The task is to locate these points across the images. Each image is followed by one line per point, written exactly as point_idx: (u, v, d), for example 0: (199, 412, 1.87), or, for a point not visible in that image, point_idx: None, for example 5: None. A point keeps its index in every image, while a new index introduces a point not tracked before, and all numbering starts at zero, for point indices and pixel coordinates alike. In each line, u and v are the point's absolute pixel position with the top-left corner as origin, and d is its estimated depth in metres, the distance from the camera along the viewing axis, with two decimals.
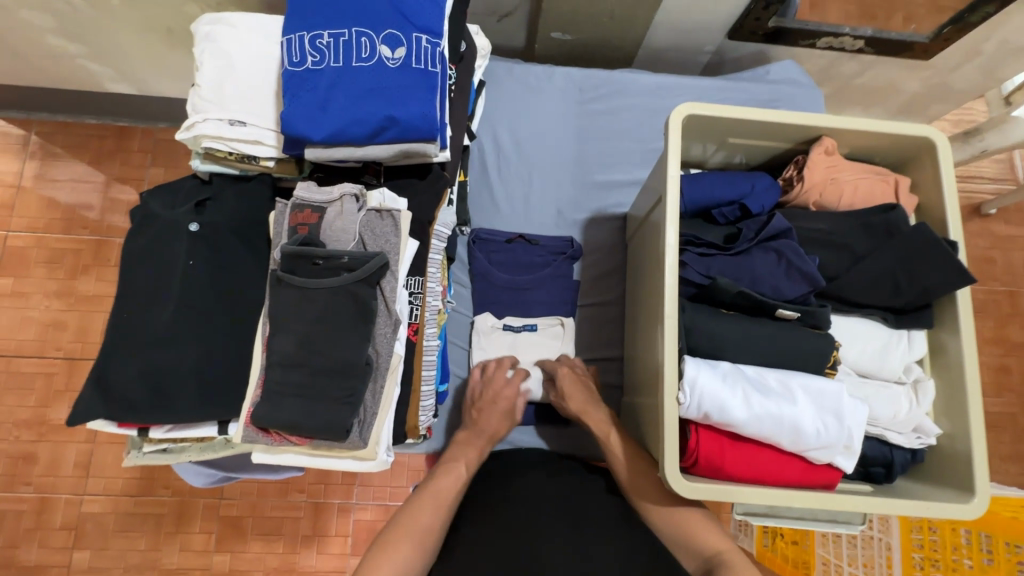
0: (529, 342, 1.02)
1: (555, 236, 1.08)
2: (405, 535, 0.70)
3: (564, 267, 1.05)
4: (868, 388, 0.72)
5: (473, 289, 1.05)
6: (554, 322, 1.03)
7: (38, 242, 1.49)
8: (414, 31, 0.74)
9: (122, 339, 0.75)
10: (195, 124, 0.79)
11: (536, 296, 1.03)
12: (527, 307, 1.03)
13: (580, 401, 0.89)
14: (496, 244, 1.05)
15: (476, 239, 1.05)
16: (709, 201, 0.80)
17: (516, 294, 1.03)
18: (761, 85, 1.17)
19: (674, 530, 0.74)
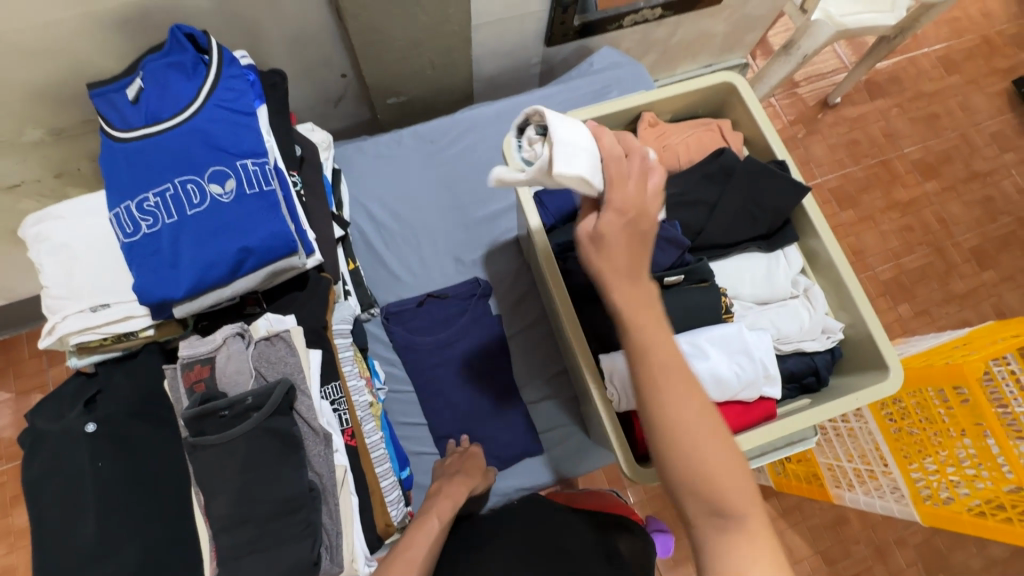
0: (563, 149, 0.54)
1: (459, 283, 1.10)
2: None
3: (480, 307, 1.07)
4: (770, 313, 0.77)
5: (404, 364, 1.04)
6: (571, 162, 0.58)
7: None
8: (238, 159, 0.75)
9: (52, 572, 0.70)
10: (54, 326, 0.76)
11: (465, 345, 1.04)
12: (460, 360, 1.04)
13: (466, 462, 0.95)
14: (409, 312, 1.05)
15: (387, 316, 1.05)
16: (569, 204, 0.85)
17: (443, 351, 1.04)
18: (590, 77, 1.25)
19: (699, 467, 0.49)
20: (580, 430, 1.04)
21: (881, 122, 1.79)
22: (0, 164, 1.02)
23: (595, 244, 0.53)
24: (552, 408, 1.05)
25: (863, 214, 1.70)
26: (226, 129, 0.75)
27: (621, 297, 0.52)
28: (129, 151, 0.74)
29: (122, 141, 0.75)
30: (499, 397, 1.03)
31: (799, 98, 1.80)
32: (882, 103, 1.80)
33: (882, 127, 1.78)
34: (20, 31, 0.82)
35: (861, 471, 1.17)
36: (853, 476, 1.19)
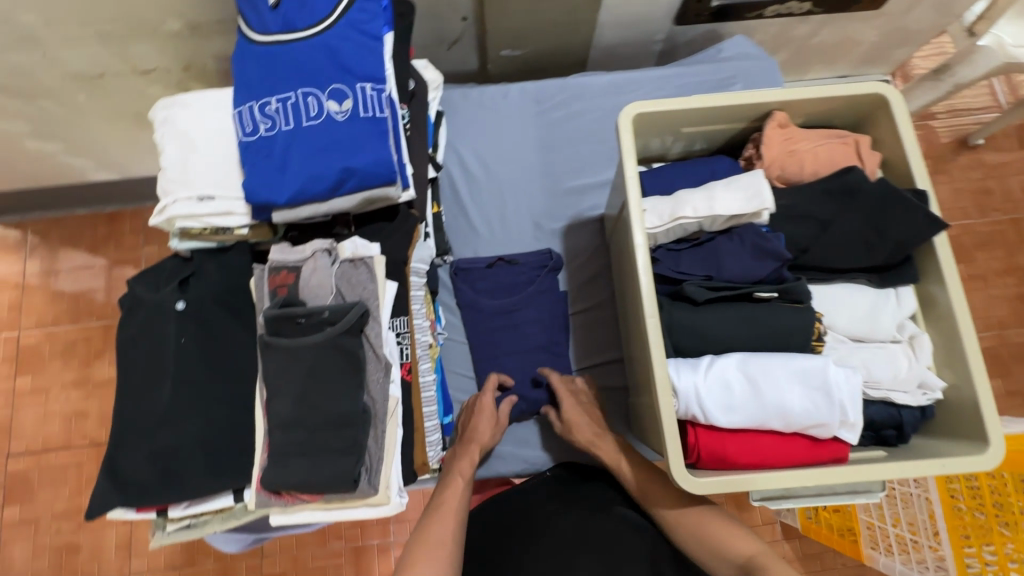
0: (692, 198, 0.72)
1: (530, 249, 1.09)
2: (427, 549, 0.72)
3: (547, 280, 1.05)
4: (865, 352, 0.71)
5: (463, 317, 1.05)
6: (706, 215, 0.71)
7: (50, 337, 1.57)
8: (357, 82, 0.76)
9: (126, 425, 0.77)
10: (166, 207, 0.82)
11: (526, 316, 1.03)
12: (518, 329, 1.03)
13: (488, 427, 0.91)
14: (477, 271, 1.06)
15: (457, 270, 1.06)
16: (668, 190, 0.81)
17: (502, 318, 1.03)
18: (716, 64, 1.17)
19: (684, 524, 0.76)
20: (623, 422, 1.02)
21: None
22: (142, 49, 1.09)
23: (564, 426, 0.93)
24: (602, 392, 1.03)
25: (977, 272, 1.54)
26: (352, 50, 0.76)
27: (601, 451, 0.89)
28: (262, 53, 0.77)
29: (258, 43, 0.78)
30: None
31: (936, 131, 1.62)
32: None
33: None
34: None
35: (905, 540, 1.11)
36: (893, 542, 1.13)
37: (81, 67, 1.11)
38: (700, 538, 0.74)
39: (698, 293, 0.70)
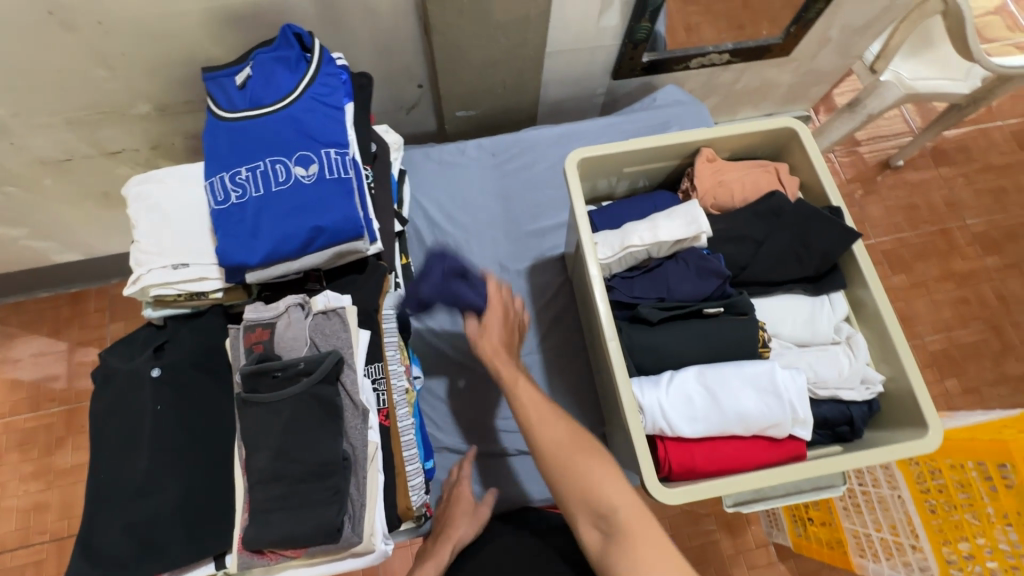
0: (638, 227, 0.79)
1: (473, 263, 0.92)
2: None
3: None
4: (809, 357, 0.78)
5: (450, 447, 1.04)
6: (653, 241, 0.78)
7: (6, 427, 1.51)
8: (323, 147, 0.82)
9: (99, 500, 0.75)
10: (139, 277, 0.85)
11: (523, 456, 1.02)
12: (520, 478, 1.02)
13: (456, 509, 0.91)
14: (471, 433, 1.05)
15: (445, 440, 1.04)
16: (616, 224, 0.89)
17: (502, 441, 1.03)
18: (651, 111, 1.30)
19: (566, 475, 0.70)
20: None
21: (944, 190, 1.75)
22: (111, 132, 1.15)
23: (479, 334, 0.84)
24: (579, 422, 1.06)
25: (917, 280, 1.66)
26: (317, 119, 0.83)
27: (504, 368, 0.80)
28: (231, 127, 0.83)
29: (227, 119, 0.84)
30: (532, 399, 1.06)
31: (860, 157, 1.79)
32: (947, 171, 1.77)
33: (946, 195, 1.75)
34: (153, 17, 0.94)
35: (889, 544, 1.05)
36: (878, 547, 1.07)
37: (49, 153, 1.16)
38: (577, 483, 0.69)
39: (653, 314, 0.75)
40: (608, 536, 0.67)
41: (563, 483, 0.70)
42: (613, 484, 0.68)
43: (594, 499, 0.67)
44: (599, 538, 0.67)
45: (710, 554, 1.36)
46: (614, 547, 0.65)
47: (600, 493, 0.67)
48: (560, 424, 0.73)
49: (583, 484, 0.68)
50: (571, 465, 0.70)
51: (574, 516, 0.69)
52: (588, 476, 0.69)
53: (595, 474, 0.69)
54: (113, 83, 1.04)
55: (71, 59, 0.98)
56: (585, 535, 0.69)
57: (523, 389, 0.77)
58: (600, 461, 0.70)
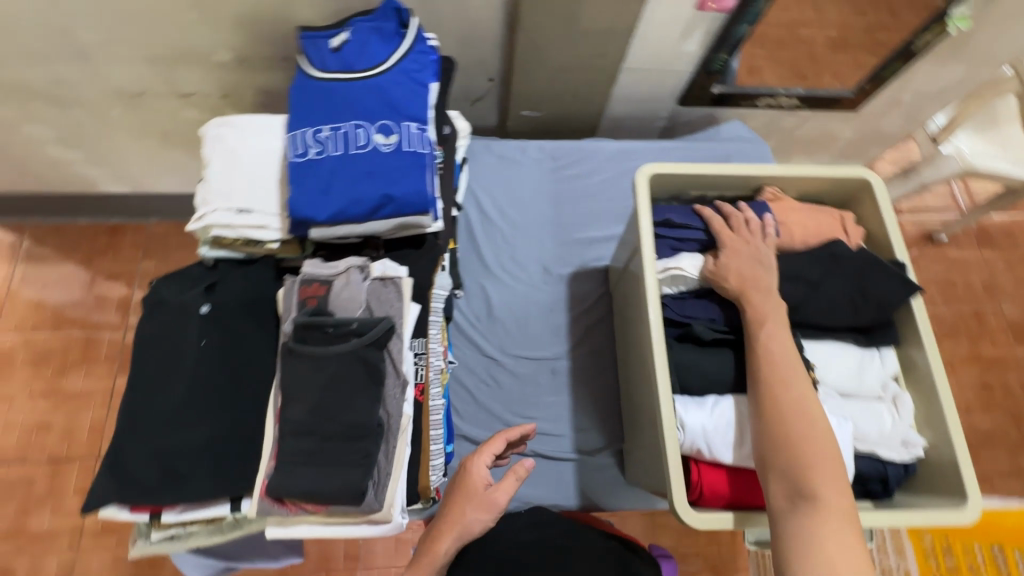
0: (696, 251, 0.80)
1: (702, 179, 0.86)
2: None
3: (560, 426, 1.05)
4: (852, 408, 0.76)
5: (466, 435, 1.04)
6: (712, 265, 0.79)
7: (26, 343, 1.58)
8: (405, 121, 0.84)
9: (130, 422, 0.76)
10: (204, 215, 0.86)
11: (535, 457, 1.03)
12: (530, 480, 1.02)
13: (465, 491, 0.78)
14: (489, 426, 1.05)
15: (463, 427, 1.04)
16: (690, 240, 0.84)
17: None
18: (715, 142, 1.31)
19: (773, 426, 0.65)
20: (617, 467, 1.04)
21: (985, 273, 1.73)
22: (190, 74, 1.18)
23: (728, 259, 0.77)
24: (598, 435, 1.05)
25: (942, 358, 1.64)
26: (403, 93, 0.85)
27: (754, 302, 0.73)
28: (320, 87, 0.85)
29: (317, 78, 0.86)
30: (556, 402, 1.07)
31: (905, 224, 1.78)
32: (990, 255, 1.75)
33: (986, 278, 1.72)
34: None
35: None
36: None
37: (126, 85, 1.19)
38: (778, 433, 0.64)
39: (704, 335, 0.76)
40: (795, 503, 0.60)
41: (781, 432, 0.64)
42: (834, 459, 0.62)
43: (796, 459, 0.62)
44: (785, 502, 0.61)
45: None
46: (797, 512, 0.60)
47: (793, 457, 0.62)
48: (807, 386, 0.66)
49: (791, 442, 0.63)
50: (781, 403, 0.66)
51: (771, 469, 0.63)
52: (797, 436, 0.63)
53: (810, 448, 0.62)
54: (204, 28, 1.07)
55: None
56: (770, 492, 0.63)
57: (778, 334, 0.70)
58: (824, 439, 0.63)
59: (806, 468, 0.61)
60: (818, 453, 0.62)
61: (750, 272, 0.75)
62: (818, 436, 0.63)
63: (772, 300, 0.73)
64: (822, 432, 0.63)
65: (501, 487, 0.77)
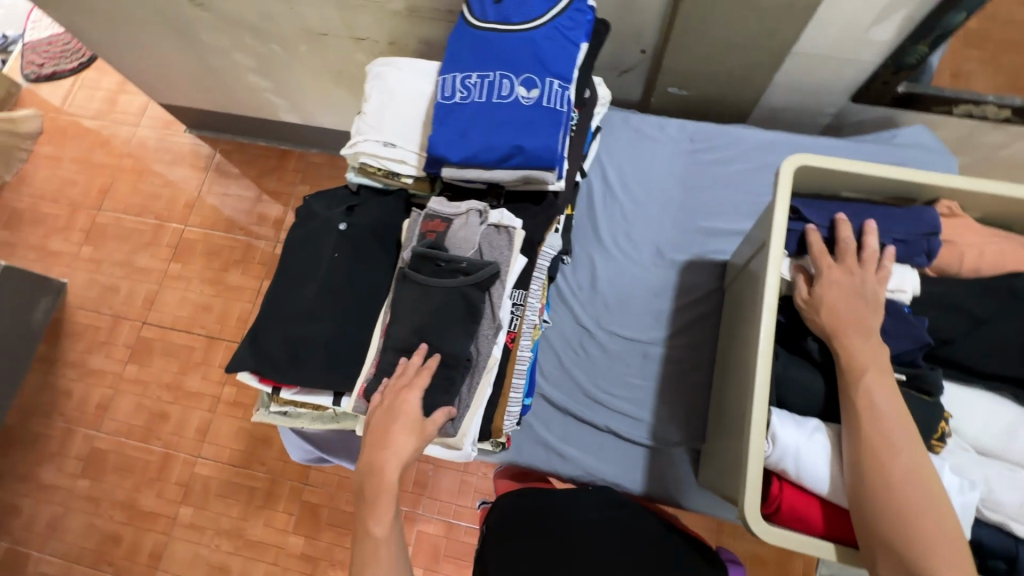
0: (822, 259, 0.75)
1: (849, 172, 0.75)
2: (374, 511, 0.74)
3: (641, 410, 1.03)
4: (988, 467, 0.66)
5: (547, 397, 1.07)
6: None
7: (205, 238, 1.91)
8: (549, 76, 0.85)
9: (270, 309, 0.89)
10: (356, 143, 0.96)
11: (609, 434, 1.03)
12: (599, 454, 1.03)
13: (395, 426, 0.74)
14: (571, 393, 1.06)
15: (544, 388, 1.07)
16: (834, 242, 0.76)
17: (598, 412, 1.04)
18: (887, 147, 1.16)
19: (879, 496, 0.59)
20: (690, 466, 1.00)
21: None
22: (366, 20, 1.30)
23: (815, 308, 0.69)
24: (677, 429, 1.02)
25: None
26: (553, 49, 0.86)
27: (854, 345, 0.65)
28: (476, 34, 0.89)
29: (475, 27, 0.90)
30: (642, 385, 1.05)
31: None
32: None
33: None
34: None
35: None
36: None
37: (314, 25, 1.35)
38: (886, 505, 0.59)
39: (817, 349, 0.70)
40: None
41: (888, 513, 0.58)
42: (952, 543, 0.56)
43: (905, 535, 0.57)
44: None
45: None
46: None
47: (903, 533, 0.57)
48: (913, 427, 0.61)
49: (899, 517, 0.58)
50: (892, 476, 0.59)
51: (874, 544, 0.59)
52: (902, 509, 0.58)
53: (918, 522, 0.57)
54: None
55: None
56: (875, 568, 0.59)
57: (881, 384, 0.62)
58: (934, 509, 0.57)
59: (919, 546, 0.56)
60: (931, 528, 0.57)
61: (851, 308, 0.67)
62: (924, 505, 0.58)
63: (873, 345, 0.65)
64: (929, 502, 0.58)
65: (432, 409, 0.77)
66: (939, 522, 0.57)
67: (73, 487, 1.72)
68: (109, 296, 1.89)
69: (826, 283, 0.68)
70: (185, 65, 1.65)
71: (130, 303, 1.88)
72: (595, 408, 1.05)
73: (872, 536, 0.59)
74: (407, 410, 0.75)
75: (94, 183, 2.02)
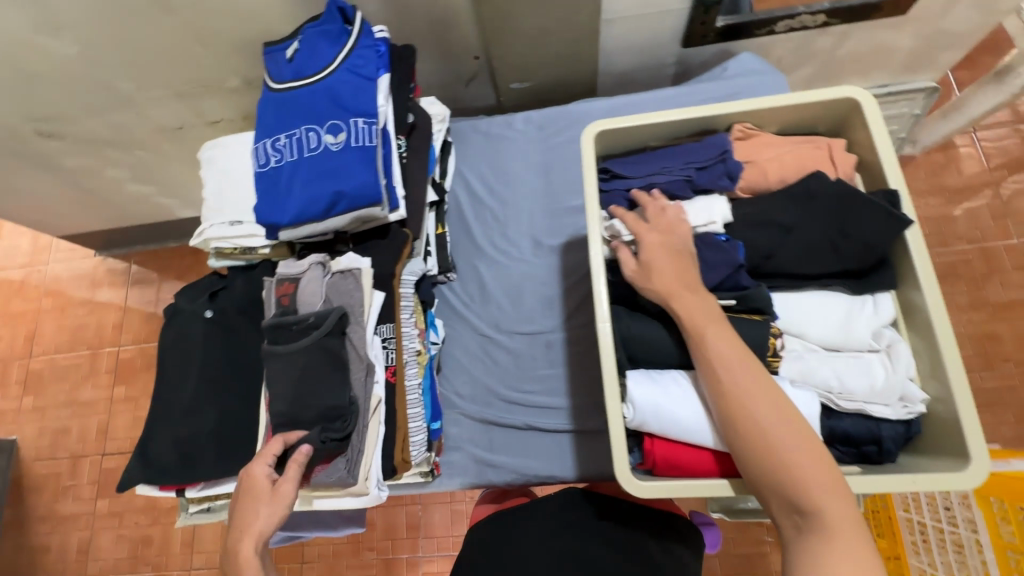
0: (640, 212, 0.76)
1: (638, 127, 0.79)
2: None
3: (557, 398, 1.05)
4: (837, 362, 0.68)
5: (467, 412, 1.08)
6: None
7: (140, 352, 1.89)
8: (352, 117, 0.87)
9: (159, 416, 0.89)
10: (204, 230, 0.97)
11: (533, 430, 1.04)
12: (529, 453, 1.04)
13: (250, 499, 0.72)
14: (489, 402, 1.08)
15: (462, 405, 1.08)
16: (646, 184, 0.77)
17: (519, 412, 1.06)
18: (717, 83, 1.19)
19: (755, 454, 0.59)
20: None
21: None
22: (210, 104, 1.31)
23: (644, 276, 0.69)
24: (594, 405, 1.03)
25: None
26: (349, 89, 0.88)
27: (685, 304, 0.65)
28: (278, 97, 0.91)
29: (276, 90, 0.93)
30: (552, 374, 1.07)
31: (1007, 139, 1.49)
32: None
33: None
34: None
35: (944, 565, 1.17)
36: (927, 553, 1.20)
37: (165, 122, 1.36)
38: (762, 459, 0.59)
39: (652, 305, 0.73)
40: (803, 530, 0.58)
41: (769, 470, 0.59)
42: (829, 476, 0.58)
43: (787, 485, 0.58)
44: (790, 525, 0.59)
45: (756, 563, 1.44)
46: (807, 543, 0.57)
47: (786, 483, 0.58)
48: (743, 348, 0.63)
49: (778, 468, 0.58)
50: (761, 429, 0.59)
51: (766, 497, 0.60)
52: (778, 459, 0.58)
53: (794, 467, 0.58)
54: (206, 60, 1.18)
55: (173, 40, 1.13)
56: (774, 518, 0.60)
57: (718, 336, 0.63)
58: (804, 448, 0.58)
59: (801, 490, 0.57)
60: (807, 469, 0.58)
61: (673, 265, 0.68)
62: (796, 449, 0.58)
63: (701, 297, 0.66)
64: (800, 443, 0.59)
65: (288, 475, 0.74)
66: (813, 459, 0.58)
67: None
68: (62, 439, 1.85)
69: (645, 250, 0.69)
70: (63, 195, 1.64)
71: (84, 439, 1.84)
72: (514, 409, 1.06)
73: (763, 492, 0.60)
74: (263, 478, 0.73)
75: (18, 331, 1.98)
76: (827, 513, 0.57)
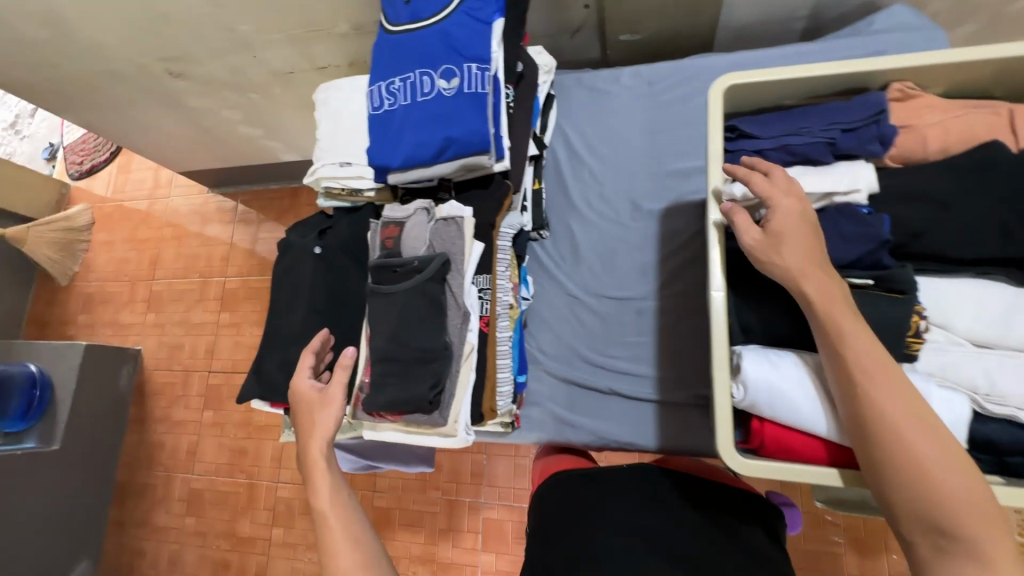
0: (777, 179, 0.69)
1: (776, 82, 0.72)
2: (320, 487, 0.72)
3: (643, 367, 1.03)
4: (989, 361, 0.60)
5: (550, 371, 1.08)
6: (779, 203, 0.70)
7: (243, 283, 2.06)
8: (465, 61, 0.85)
9: (271, 340, 0.96)
10: (316, 170, 1.01)
11: (615, 396, 1.03)
12: (609, 418, 1.03)
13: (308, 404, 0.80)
14: (572, 363, 1.08)
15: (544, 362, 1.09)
16: (778, 146, 0.71)
17: (602, 377, 1.05)
18: (860, 39, 1.05)
19: (894, 462, 0.52)
20: (701, 415, 0.98)
21: None
22: (319, 49, 1.34)
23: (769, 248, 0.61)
24: (682, 379, 1.00)
25: None
26: (464, 32, 0.86)
27: (817, 283, 0.58)
28: (393, 40, 0.91)
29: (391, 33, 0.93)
30: (641, 343, 1.04)
31: None
32: None
33: None
34: None
35: None
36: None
37: (278, 66, 1.41)
38: (900, 468, 0.52)
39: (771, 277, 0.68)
40: (945, 552, 0.51)
41: (904, 482, 0.52)
42: (980, 498, 0.50)
43: (930, 500, 0.51)
44: (929, 547, 0.51)
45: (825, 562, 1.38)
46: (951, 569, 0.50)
47: (929, 498, 0.51)
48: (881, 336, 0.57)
49: (920, 481, 0.51)
50: (900, 434, 0.52)
51: (898, 513, 0.53)
52: (920, 471, 0.51)
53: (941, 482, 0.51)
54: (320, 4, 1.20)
55: None
56: (906, 537, 0.53)
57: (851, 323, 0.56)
58: (952, 464, 0.51)
59: (950, 510, 0.50)
60: (956, 487, 0.50)
61: (802, 240, 0.61)
62: (942, 462, 0.51)
63: (834, 276, 0.59)
64: (945, 456, 0.51)
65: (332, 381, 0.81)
66: (962, 477, 0.50)
67: (182, 525, 1.93)
68: (176, 353, 2.08)
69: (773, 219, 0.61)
70: (185, 132, 1.78)
71: (195, 357, 2.06)
72: (597, 373, 1.05)
73: (898, 507, 0.53)
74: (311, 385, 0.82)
75: (144, 255, 2.22)
76: (978, 539, 0.49)
